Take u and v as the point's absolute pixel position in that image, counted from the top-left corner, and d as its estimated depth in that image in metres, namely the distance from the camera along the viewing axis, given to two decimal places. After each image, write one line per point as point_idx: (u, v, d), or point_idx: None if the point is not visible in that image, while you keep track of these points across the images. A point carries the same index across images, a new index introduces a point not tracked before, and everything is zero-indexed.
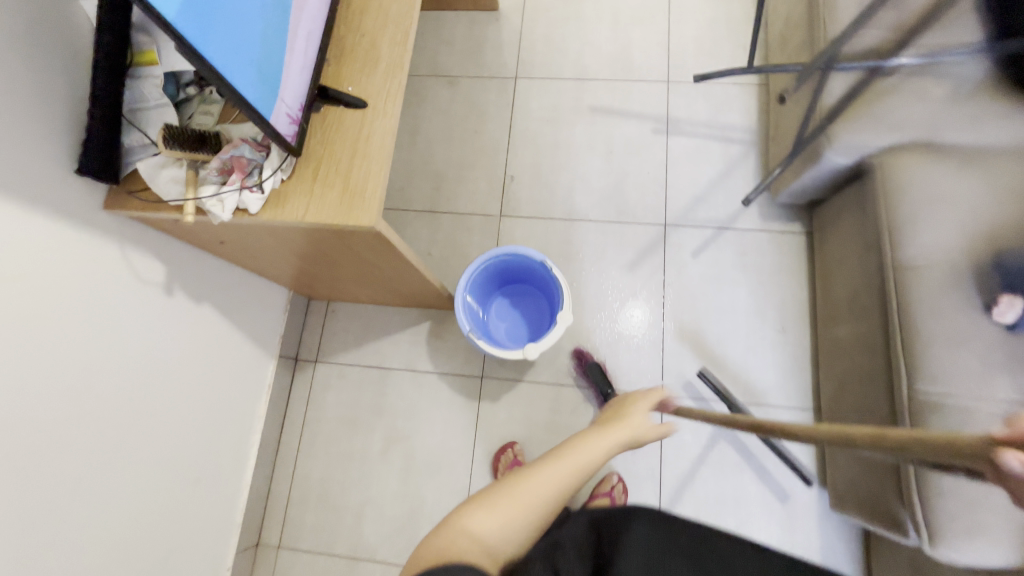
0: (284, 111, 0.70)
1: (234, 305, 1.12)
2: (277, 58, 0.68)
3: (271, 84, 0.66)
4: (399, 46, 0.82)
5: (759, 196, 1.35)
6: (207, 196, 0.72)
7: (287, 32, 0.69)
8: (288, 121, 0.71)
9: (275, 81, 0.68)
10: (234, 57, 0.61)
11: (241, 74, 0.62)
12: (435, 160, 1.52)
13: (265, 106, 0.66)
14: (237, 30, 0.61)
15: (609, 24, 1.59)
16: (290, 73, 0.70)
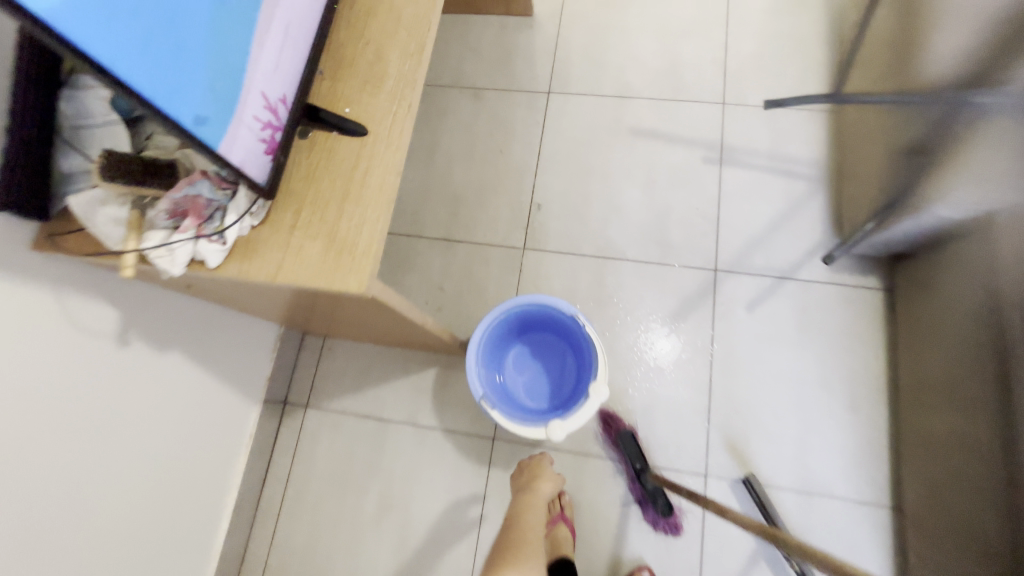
0: (251, 119, 0.54)
1: (212, 348, 0.97)
2: (236, 59, 0.51)
3: (225, 101, 0.50)
4: (411, 57, 0.65)
5: (844, 254, 1.14)
6: (152, 244, 0.55)
7: (254, 26, 0.52)
8: (260, 132, 0.55)
9: (233, 89, 0.51)
10: (160, 56, 0.44)
11: (173, 80, 0.45)
12: (453, 180, 1.35)
13: (215, 129, 0.49)
14: (173, 28, 0.44)
15: (656, 35, 1.40)
16: (257, 78, 0.54)
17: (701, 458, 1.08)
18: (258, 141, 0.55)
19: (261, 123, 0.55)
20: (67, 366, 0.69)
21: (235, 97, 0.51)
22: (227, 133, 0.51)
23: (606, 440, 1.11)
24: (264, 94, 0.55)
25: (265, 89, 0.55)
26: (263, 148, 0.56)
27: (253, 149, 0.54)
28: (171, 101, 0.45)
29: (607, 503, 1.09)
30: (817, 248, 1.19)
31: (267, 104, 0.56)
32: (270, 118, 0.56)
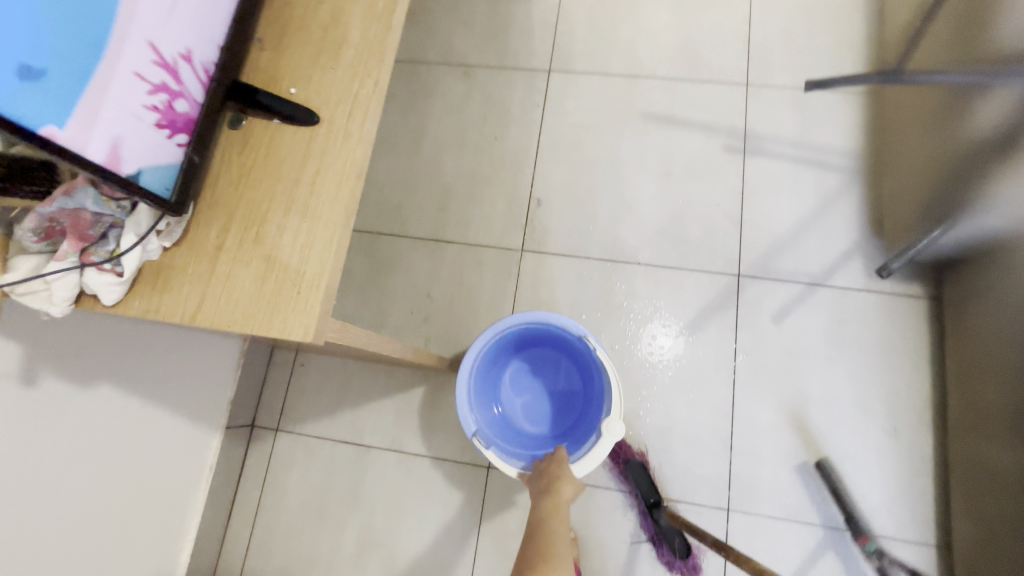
0: (127, 76, 0.38)
1: (152, 377, 0.82)
2: None
3: (81, 50, 0.35)
4: (378, 20, 0.49)
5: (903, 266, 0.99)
6: (21, 277, 0.41)
7: None
8: (148, 97, 0.40)
9: (96, 36, 0.36)
10: None
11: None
12: (442, 172, 1.19)
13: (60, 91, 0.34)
14: None
15: (671, 5, 1.24)
16: (139, 23, 0.38)
17: (722, 489, 0.97)
18: (147, 110, 0.40)
19: (149, 83, 0.40)
20: None
21: (89, 41, 0.35)
22: (80, 96, 0.35)
23: (613, 470, 0.99)
24: (147, 40, 0.39)
25: (148, 32, 0.39)
26: (159, 119, 0.41)
27: (138, 121, 0.39)
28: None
29: (617, 540, 0.96)
30: (854, 250, 1.05)
31: (158, 56, 0.40)
32: (166, 76, 0.41)
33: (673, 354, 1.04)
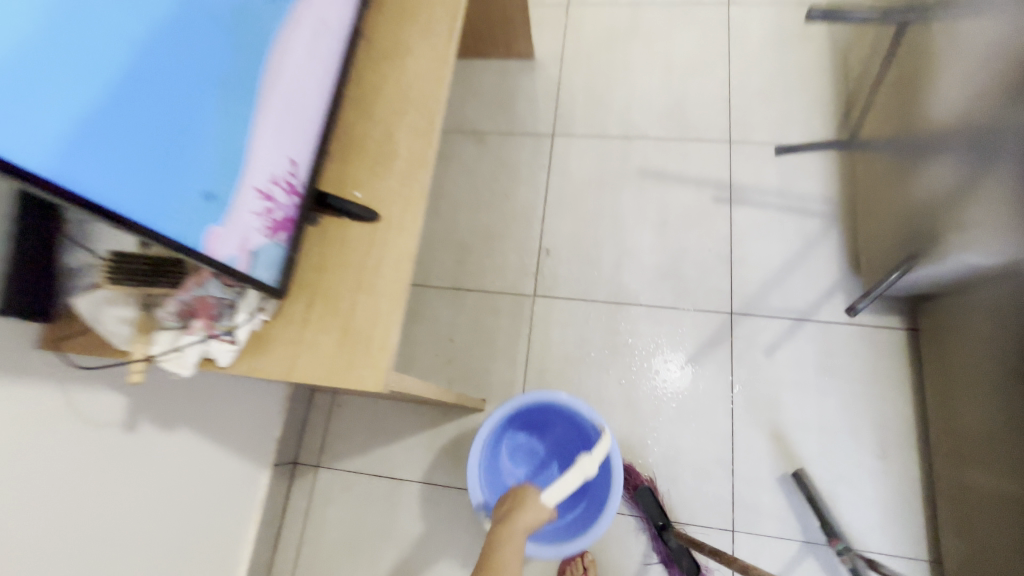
0: (258, 191, 0.52)
1: (218, 422, 0.94)
2: (244, 135, 0.51)
3: (234, 178, 0.50)
4: (420, 136, 0.63)
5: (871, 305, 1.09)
6: (162, 348, 0.54)
7: (258, 102, 0.52)
8: (267, 205, 0.54)
9: (242, 167, 0.51)
10: (167, 144, 0.44)
11: (145, 175, 0.42)
12: (459, 228, 1.34)
13: (220, 206, 0.49)
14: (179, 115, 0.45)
15: (660, 74, 1.40)
16: (266, 153, 0.53)
17: (727, 511, 1.05)
18: (266, 213, 0.54)
19: (271, 193, 0.54)
20: (78, 460, 0.67)
21: (225, 179, 0.49)
22: (225, 212, 0.49)
23: (625, 498, 1.07)
24: (266, 169, 0.53)
25: (263, 165, 0.53)
26: (266, 231, 0.54)
27: (260, 224, 0.53)
28: (138, 196, 0.42)
29: (632, 563, 1.04)
30: (836, 289, 1.16)
31: (266, 185, 0.53)
32: (281, 188, 0.55)
33: (683, 380, 1.14)
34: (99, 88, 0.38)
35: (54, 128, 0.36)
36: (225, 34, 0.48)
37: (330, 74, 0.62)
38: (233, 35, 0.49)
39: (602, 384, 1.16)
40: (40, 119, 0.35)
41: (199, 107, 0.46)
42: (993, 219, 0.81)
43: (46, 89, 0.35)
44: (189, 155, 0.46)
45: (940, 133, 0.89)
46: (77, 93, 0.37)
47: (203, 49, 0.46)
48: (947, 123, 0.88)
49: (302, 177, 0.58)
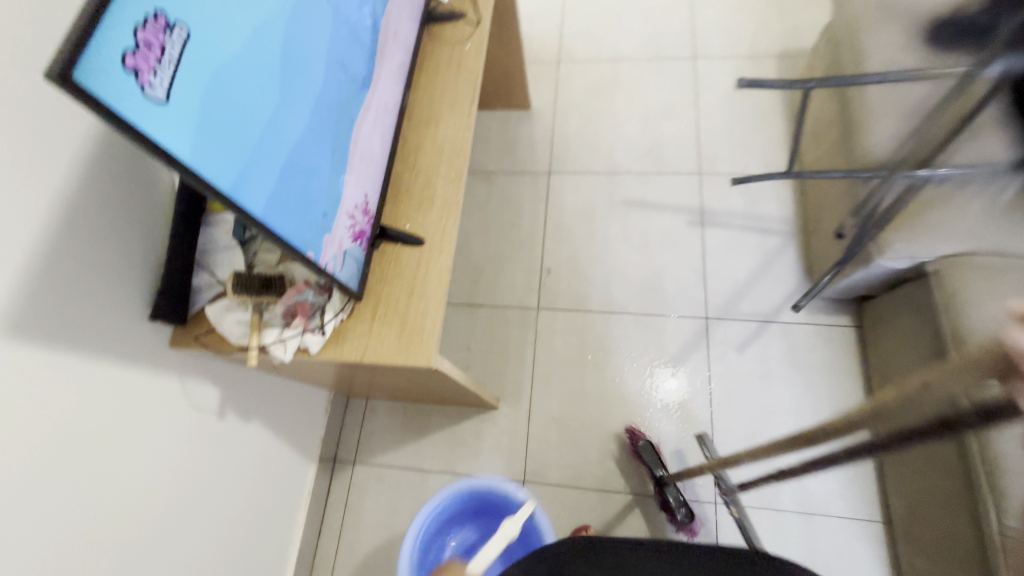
0: (346, 210, 0.70)
1: (278, 416, 1.12)
2: (341, 170, 0.68)
3: (336, 202, 0.67)
4: (453, 183, 0.85)
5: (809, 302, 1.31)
6: (271, 340, 0.74)
7: (349, 147, 0.70)
8: (351, 221, 0.72)
9: (339, 192, 0.68)
10: (306, 179, 0.61)
11: (296, 214, 0.60)
12: (472, 253, 1.55)
13: (329, 221, 0.66)
14: (310, 157, 0.61)
15: (639, 118, 1.64)
16: (351, 183, 0.71)
17: (707, 485, 1.23)
18: (351, 228, 0.72)
19: (352, 212, 0.72)
20: (184, 437, 0.86)
21: (331, 202, 0.66)
22: (331, 225, 0.67)
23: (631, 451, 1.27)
24: (350, 193, 0.71)
25: (349, 191, 0.71)
26: (352, 242, 0.72)
27: (347, 235, 0.71)
28: (296, 223, 0.59)
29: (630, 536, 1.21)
30: (795, 295, 1.36)
31: (353, 217, 0.72)
32: (358, 209, 0.74)
33: (677, 393, 1.31)
34: (276, 157, 0.55)
35: (259, 187, 0.53)
36: (335, 110, 0.66)
37: (388, 135, 0.82)
38: (339, 110, 0.67)
39: (599, 383, 1.35)
40: (254, 182, 0.52)
41: (321, 162, 0.64)
42: (925, 239, 0.99)
43: (258, 162, 0.52)
44: (315, 185, 0.63)
45: (869, 167, 1.09)
46: (269, 163, 0.54)
47: (325, 122, 0.64)
48: (873, 161, 1.09)
49: (372, 209, 0.79)
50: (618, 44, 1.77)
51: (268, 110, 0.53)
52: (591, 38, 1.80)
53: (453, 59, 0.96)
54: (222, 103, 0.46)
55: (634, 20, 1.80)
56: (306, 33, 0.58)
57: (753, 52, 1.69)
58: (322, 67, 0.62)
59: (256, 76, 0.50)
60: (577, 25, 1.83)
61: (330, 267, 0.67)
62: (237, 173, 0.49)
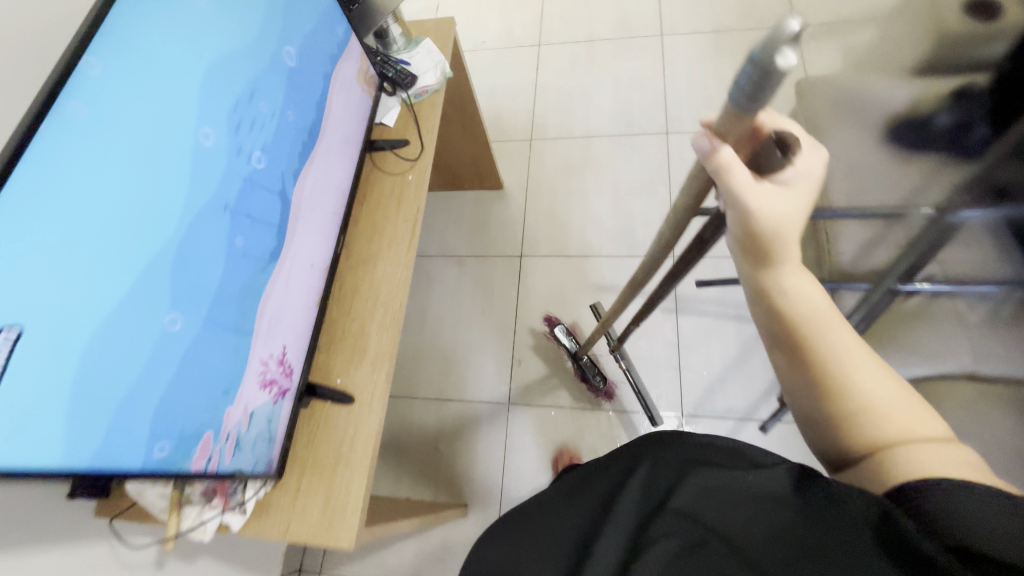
0: (254, 372, 0.67)
1: (230, 543, 1.09)
2: (246, 340, 0.66)
3: (241, 369, 0.65)
4: (387, 331, 0.83)
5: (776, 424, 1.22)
6: (190, 522, 0.70)
7: (257, 310, 0.67)
8: (261, 378, 0.69)
9: (244, 358, 0.66)
10: (201, 369, 0.59)
11: (189, 412, 0.58)
12: (443, 342, 1.52)
13: (231, 391, 0.64)
14: (208, 341, 0.60)
15: (610, 199, 1.64)
16: (262, 343, 0.68)
17: None
18: (261, 387, 0.69)
19: (264, 371, 0.69)
20: None
21: (236, 375, 0.65)
22: (234, 396, 0.64)
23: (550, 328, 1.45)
24: (262, 352, 0.68)
25: (260, 350, 0.68)
26: (263, 399, 0.69)
27: (256, 394, 0.68)
28: (189, 420, 0.58)
29: None
30: (774, 388, 1.31)
31: (266, 381, 0.70)
32: (273, 364, 0.71)
33: None
34: (162, 370, 0.54)
35: (138, 417, 0.52)
36: (242, 301, 0.65)
37: (320, 289, 0.81)
38: (247, 287, 0.65)
39: None
40: (133, 425, 0.52)
41: (222, 343, 0.62)
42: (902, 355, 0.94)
43: (134, 392, 0.51)
44: (215, 369, 0.61)
45: (835, 276, 1.02)
46: (152, 395, 0.53)
47: (225, 302, 0.62)
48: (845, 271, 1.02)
49: (297, 364, 0.77)
50: (589, 120, 1.77)
51: (146, 335, 0.52)
52: (564, 114, 1.80)
53: (396, 190, 0.94)
54: (80, 374, 0.46)
55: (605, 96, 1.80)
56: (197, 250, 0.58)
57: None
58: (220, 271, 0.61)
59: (130, 323, 0.50)
60: (549, 101, 1.84)
61: (234, 434, 0.65)
62: (104, 428, 0.49)
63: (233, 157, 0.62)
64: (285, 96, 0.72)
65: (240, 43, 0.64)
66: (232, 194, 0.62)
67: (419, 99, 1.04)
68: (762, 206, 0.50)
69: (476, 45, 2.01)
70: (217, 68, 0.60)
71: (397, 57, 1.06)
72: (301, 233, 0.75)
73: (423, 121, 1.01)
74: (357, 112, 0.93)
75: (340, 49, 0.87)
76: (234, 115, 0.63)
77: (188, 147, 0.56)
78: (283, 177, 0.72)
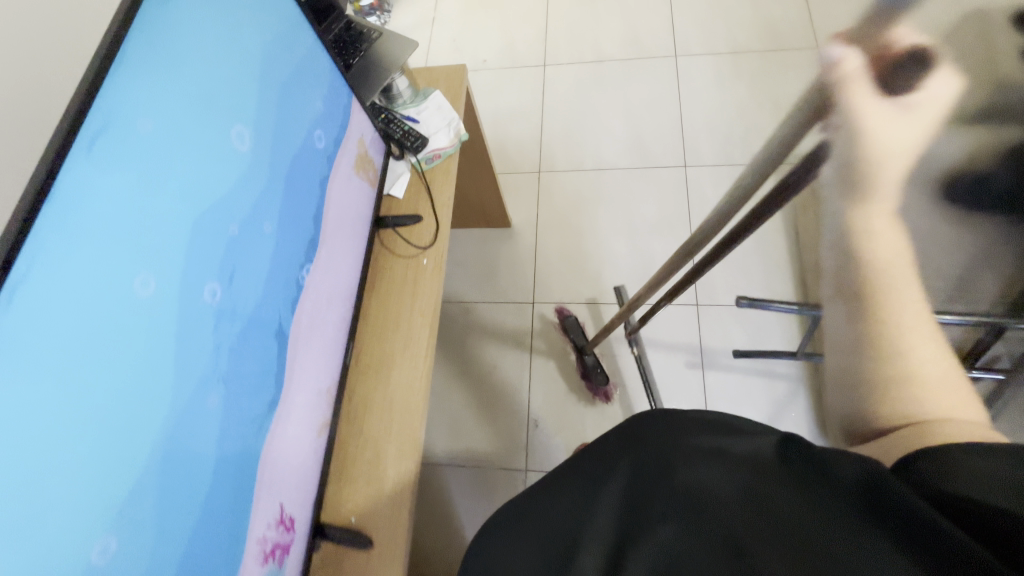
0: (255, 547, 0.56)
1: None
2: (242, 515, 0.54)
3: (239, 552, 0.53)
4: (407, 456, 0.72)
5: None
6: None
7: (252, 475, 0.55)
8: (263, 550, 0.57)
9: (242, 537, 0.54)
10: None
11: None
12: (453, 399, 1.42)
13: None
14: (195, 540, 0.48)
15: (627, 238, 1.54)
16: (261, 509, 0.57)
17: None
18: (264, 560, 0.57)
19: (266, 540, 0.57)
20: None
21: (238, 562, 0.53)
22: None
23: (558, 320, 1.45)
24: (263, 520, 0.57)
25: (260, 518, 0.56)
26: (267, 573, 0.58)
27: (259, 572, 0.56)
28: None
29: None
30: None
31: (269, 549, 0.58)
32: (277, 526, 0.59)
33: None
34: None
35: None
36: (239, 474, 0.54)
37: (328, 412, 0.69)
38: (239, 454, 0.54)
39: None
40: None
41: (216, 533, 0.51)
42: None
43: None
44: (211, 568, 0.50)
45: None
46: None
47: (216, 485, 0.51)
48: None
49: (307, 511, 0.65)
50: (601, 150, 1.66)
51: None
52: (574, 143, 1.68)
53: (409, 276, 0.83)
54: None
55: (617, 123, 1.69)
56: (182, 444, 0.47)
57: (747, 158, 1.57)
58: (212, 451, 0.50)
59: None
60: (557, 129, 1.72)
61: None
62: None
63: (218, 311, 0.51)
64: (275, 207, 0.59)
65: (213, 167, 0.51)
66: (220, 355, 0.51)
67: (431, 164, 0.92)
68: (879, 136, 0.34)
69: (477, 64, 1.87)
70: (185, 210, 0.48)
71: (402, 113, 0.94)
72: (301, 361, 0.63)
73: (436, 191, 0.89)
74: (364, 194, 0.79)
75: (343, 128, 0.72)
76: (214, 260, 0.51)
77: (160, 327, 0.45)
78: (280, 304, 0.60)
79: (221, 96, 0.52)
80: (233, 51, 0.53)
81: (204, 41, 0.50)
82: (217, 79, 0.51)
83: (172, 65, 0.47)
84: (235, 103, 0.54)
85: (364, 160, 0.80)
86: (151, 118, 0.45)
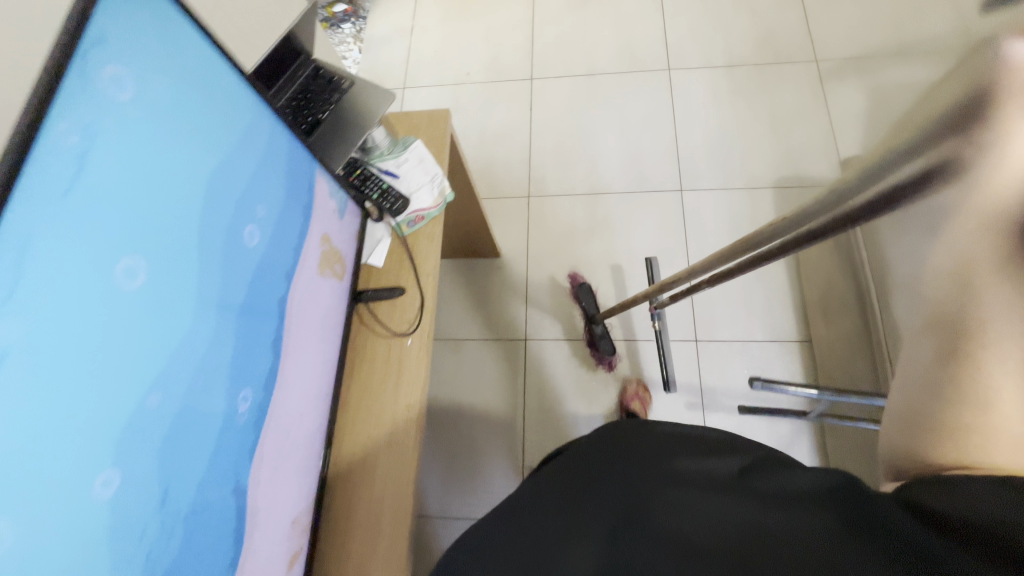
0: None
1: None
2: None
3: None
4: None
5: None
6: None
7: None
8: None
9: None
10: None
11: None
12: (443, 444, 1.36)
13: None
14: None
15: (621, 269, 1.47)
16: None
17: None
18: None
19: None
20: None
21: None
22: None
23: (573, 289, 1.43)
24: None
25: None
26: None
27: None
28: None
29: None
30: None
31: None
32: None
33: None
34: None
35: None
36: None
37: (302, 541, 0.62)
38: None
39: None
40: None
41: None
42: None
43: None
44: None
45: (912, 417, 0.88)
46: None
47: None
48: None
49: None
50: (593, 173, 1.58)
51: None
52: (564, 164, 1.60)
53: (391, 362, 0.75)
54: None
55: (609, 143, 1.61)
56: None
57: (746, 182, 1.50)
58: None
59: None
60: (547, 149, 1.63)
61: None
62: None
63: (156, 510, 0.42)
64: (218, 343, 0.49)
65: (129, 344, 0.39)
66: (161, 554, 0.43)
67: (413, 228, 0.83)
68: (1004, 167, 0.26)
69: (461, 78, 1.77)
70: (97, 417, 0.37)
71: (379, 167, 0.84)
72: (265, 507, 0.55)
73: (420, 259, 0.81)
74: (335, 283, 0.70)
75: (304, 223, 0.62)
76: (142, 457, 0.41)
77: (85, 565, 0.37)
78: (235, 458, 0.51)
79: (126, 247, 0.39)
80: (139, 181, 0.40)
81: (97, 191, 0.36)
82: (121, 227, 0.39)
83: (57, 243, 0.34)
84: (148, 245, 0.41)
85: (331, 254, 0.70)
86: (27, 326, 0.32)
